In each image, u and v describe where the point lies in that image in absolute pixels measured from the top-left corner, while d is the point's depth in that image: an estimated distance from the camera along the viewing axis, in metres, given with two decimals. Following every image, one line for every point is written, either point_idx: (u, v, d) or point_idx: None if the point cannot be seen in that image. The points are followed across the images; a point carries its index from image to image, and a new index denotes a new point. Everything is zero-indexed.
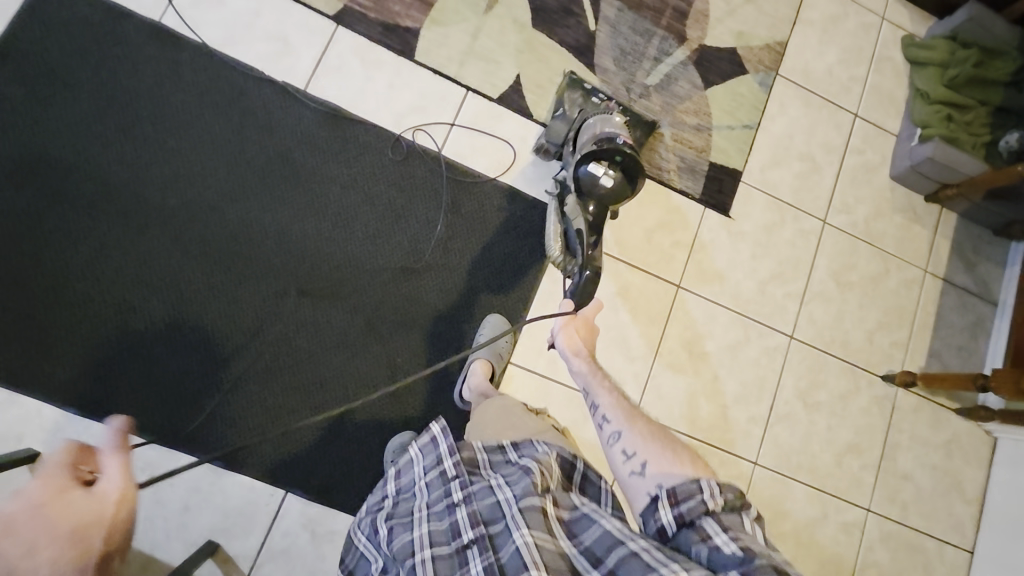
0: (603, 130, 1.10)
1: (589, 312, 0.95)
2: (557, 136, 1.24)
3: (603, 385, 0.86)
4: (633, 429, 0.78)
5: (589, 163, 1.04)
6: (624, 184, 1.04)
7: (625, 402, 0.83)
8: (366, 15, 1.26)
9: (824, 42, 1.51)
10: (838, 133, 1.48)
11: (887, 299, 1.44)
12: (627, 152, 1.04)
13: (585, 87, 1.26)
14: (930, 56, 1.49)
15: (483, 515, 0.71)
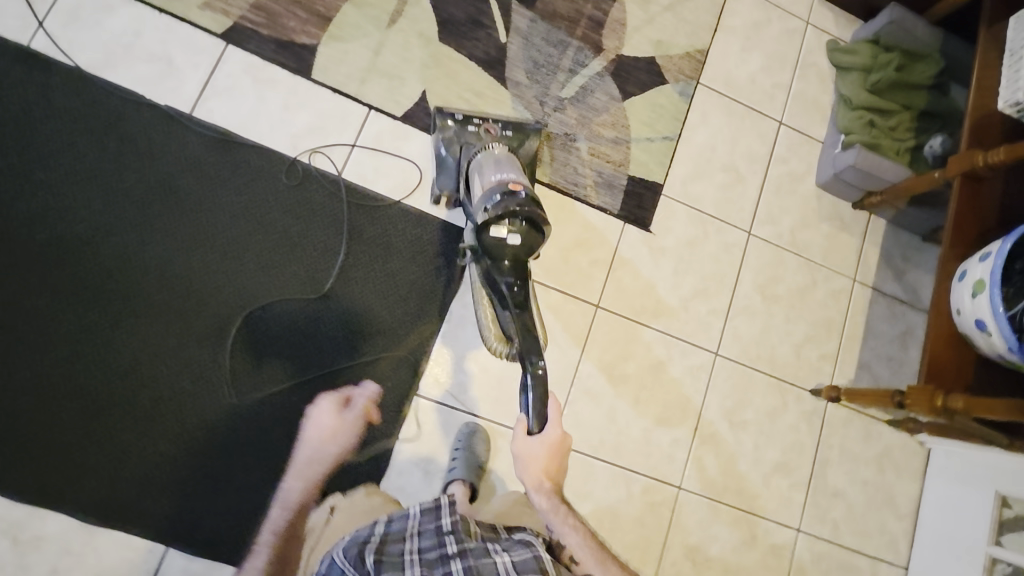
0: (491, 179, 1.03)
1: (556, 435, 1.00)
2: (447, 180, 1.17)
3: (570, 525, 0.99)
4: (606, 573, 0.94)
5: (491, 228, 0.96)
6: (531, 234, 0.98)
7: (590, 541, 0.98)
8: (258, 32, 1.20)
9: (746, 49, 1.47)
10: (762, 143, 1.45)
11: (814, 312, 1.41)
12: (522, 202, 0.97)
13: (455, 117, 1.18)
14: (853, 61, 1.46)
15: (483, 573, 0.77)
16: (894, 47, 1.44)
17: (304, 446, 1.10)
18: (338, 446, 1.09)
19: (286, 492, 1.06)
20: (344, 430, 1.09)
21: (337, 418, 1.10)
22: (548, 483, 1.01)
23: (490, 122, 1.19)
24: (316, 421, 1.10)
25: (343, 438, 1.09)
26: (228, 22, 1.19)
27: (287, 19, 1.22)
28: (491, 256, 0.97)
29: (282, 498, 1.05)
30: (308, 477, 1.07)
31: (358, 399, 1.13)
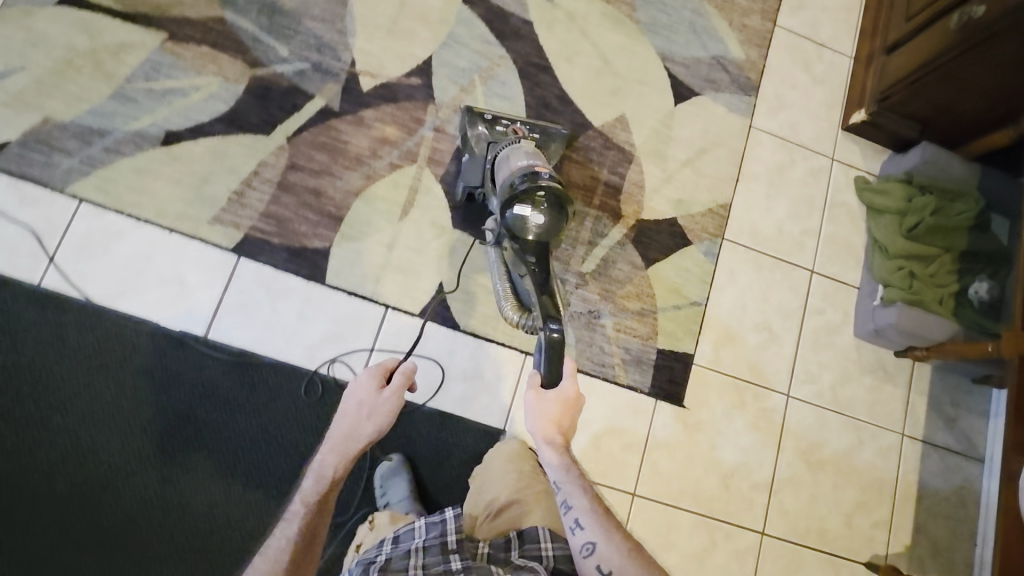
0: (516, 166, 1.03)
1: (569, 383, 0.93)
2: (474, 175, 1.16)
3: (578, 485, 0.94)
4: (609, 545, 0.89)
5: (514, 206, 0.95)
6: (557, 217, 0.95)
7: (600, 509, 0.93)
8: (269, 241, 1.16)
9: (771, 196, 1.42)
10: (795, 295, 1.38)
11: (863, 475, 1.33)
12: (549, 186, 0.96)
13: (484, 116, 1.18)
14: (886, 203, 1.39)
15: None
16: (930, 186, 1.37)
17: (340, 417, 0.93)
18: (374, 426, 0.92)
19: (320, 466, 0.89)
20: (381, 410, 0.94)
21: (373, 397, 0.95)
22: (561, 443, 0.94)
23: (518, 125, 1.18)
24: (352, 398, 0.95)
25: (380, 417, 0.93)
26: (238, 233, 1.16)
27: (298, 223, 1.18)
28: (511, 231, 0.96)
29: (315, 471, 0.90)
30: (341, 450, 0.90)
31: (398, 375, 0.96)
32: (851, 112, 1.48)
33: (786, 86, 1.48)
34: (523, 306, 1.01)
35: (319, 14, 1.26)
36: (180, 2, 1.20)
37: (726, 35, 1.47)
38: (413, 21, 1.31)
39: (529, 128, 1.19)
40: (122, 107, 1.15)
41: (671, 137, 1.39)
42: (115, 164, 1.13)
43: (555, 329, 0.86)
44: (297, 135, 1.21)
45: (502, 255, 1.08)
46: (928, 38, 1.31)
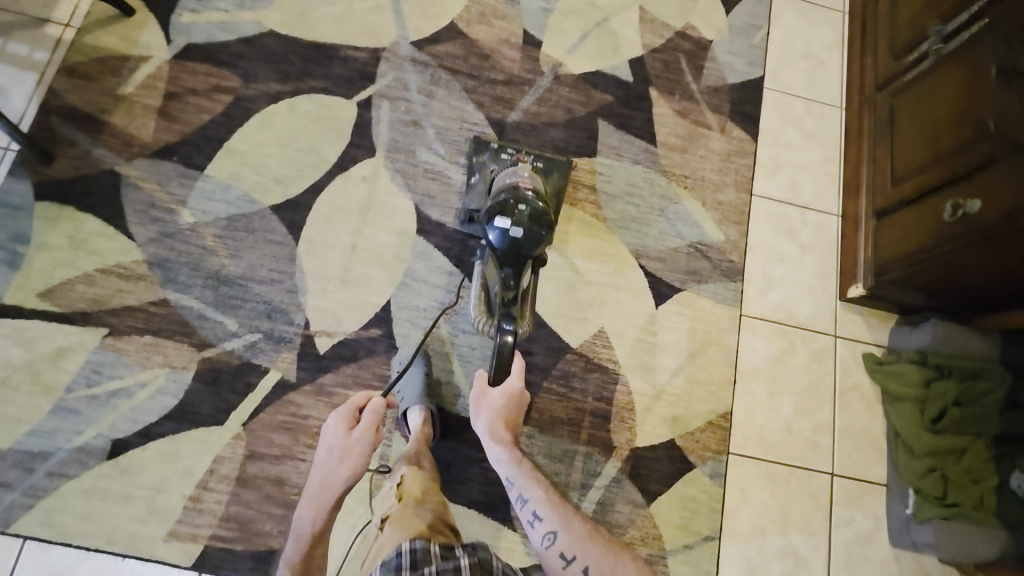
0: (504, 182, 1.14)
1: (516, 381, 1.10)
2: (476, 201, 1.22)
3: (532, 480, 1.01)
4: (569, 530, 0.94)
5: (496, 217, 1.05)
6: (533, 232, 1.04)
7: (555, 499, 0.99)
8: (231, 548, 1.06)
9: (775, 392, 1.30)
10: (817, 505, 1.24)
11: None
12: (530, 201, 1.06)
13: (492, 147, 1.25)
14: (903, 391, 1.26)
15: None
16: (948, 367, 1.25)
17: (319, 466, 1.02)
18: (347, 469, 1.01)
19: (299, 522, 0.97)
20: (355, 451, 1.02)
21: (346, 441, 1.03)
22: (507, 438, 1.05)
23: (524, 155, 1.24)
24: (327, 442, 1.04)
25: (354, 458, 1.02)
26: (198, 544, 1.06)
27: (262, 521, 1.08)
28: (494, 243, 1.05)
29: (295, 529, 0.97)
30: (320, 499, 0.98)
31: (367, 413, 1.05)
32: (846, 284, 1.36)
33: (774, 261, 1.38)
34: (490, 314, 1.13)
35: (267, 275, 1.19)
36: (119, 290, 1.14)
37: (702, 216, 1.38)
38: (366, 263, 1.23)
39: (533, 158, 1.24)
40: (63, 423, 1.07)
41: (656, 343, 1.28)
42: (60, 489, 1.05)
43: (508, 332, 1.06)
44: (252, 419, 1.12)
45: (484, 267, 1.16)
46: (919, 213, 1.21)
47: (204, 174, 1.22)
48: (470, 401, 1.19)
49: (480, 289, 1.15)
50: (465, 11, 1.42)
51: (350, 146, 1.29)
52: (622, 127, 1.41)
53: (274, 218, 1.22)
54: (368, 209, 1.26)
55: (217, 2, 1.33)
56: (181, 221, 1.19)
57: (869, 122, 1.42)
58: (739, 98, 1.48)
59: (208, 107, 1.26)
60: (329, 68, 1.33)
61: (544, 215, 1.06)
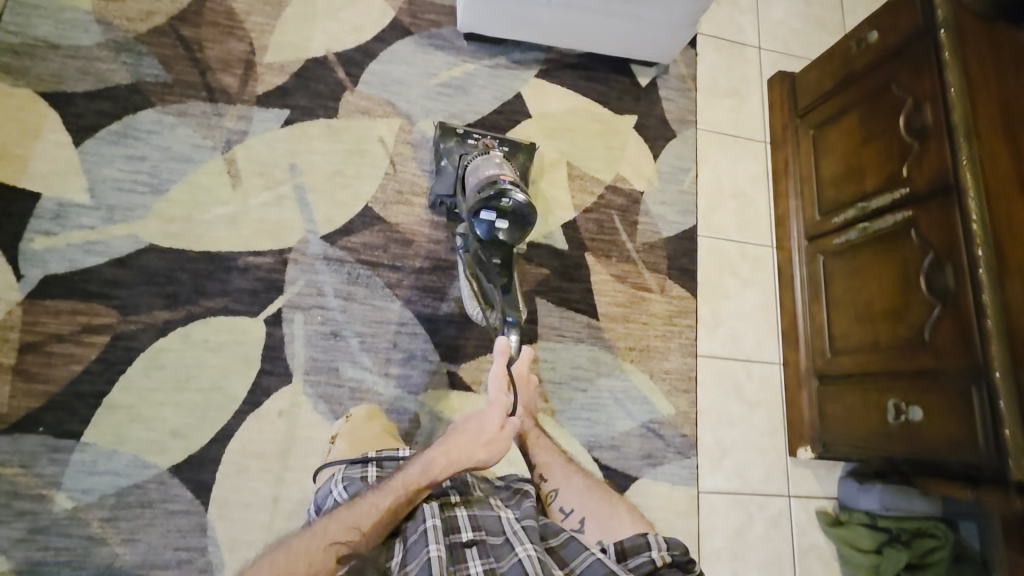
0: (485, 174, 1.14)
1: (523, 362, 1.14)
2: (445, 186, 1.26)
3: (538, 443, 1.13)
4: (570, 487, 1.06)
5: (481, 211, 1.08)
6: (518, 226, 1.09)
7: (561, 460, 1.11)
8: None
9: (738, 569, 1.27)
10: None
11: None
12: (513, 195, 1.07)
13: (458, 132, 1.31)
14: (856, 556, 1.28)
15: (483, 523, 0.92)
16: (898, 529, 1.27)
17: (465, 426, 1.01)
18: (487, 453, 1.00)
19: (428, 460, 0.94)
20: (500, 444, 1.01)
21: (497, 430, 1.02)
22: (524, 411, 1.13)
23: (488, 139, 1.31)
24: (482, 416, 1.03)
25: (498, 449, 1.01)
26: None
27: None
28: (482, 236, 1.10)
29: (421, 461, 0.94)
30: (454, 457, 0.97)
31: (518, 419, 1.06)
32: (796, 444, 1.36)
33: (723, 425, 1.36)
34: (489, 304, 1.17)
35: (172, 557, 1.02)
36: None
37: (651, 390, 1.33)
38: (292, 516, 1.08)
39: (498, 142, 1.32)
40: None
41: None
42: None
43: (512, 323, 1.12)
44: None
45: (467, 257, 1.20)
46: (863, 396, 1.22)
47: (81, 442, 1.03)
48: None
49: (472, 280, 1.19)
50: (379, 190, 1.29)
51: (261, 375, 1.14)
52: (562, 303, 1.33)
53: (175, 483, 1.05)
54: (289, 450, 1.11)
55: (79, 217, 1.13)
56: (55, 507, 1.00)
57: (802, 274, 1.43)
58: (674, 252, 1.44)
59: (79, 355, 1.07)
60: (227, 282, 1.17)
61: (527, 209, 1.08)
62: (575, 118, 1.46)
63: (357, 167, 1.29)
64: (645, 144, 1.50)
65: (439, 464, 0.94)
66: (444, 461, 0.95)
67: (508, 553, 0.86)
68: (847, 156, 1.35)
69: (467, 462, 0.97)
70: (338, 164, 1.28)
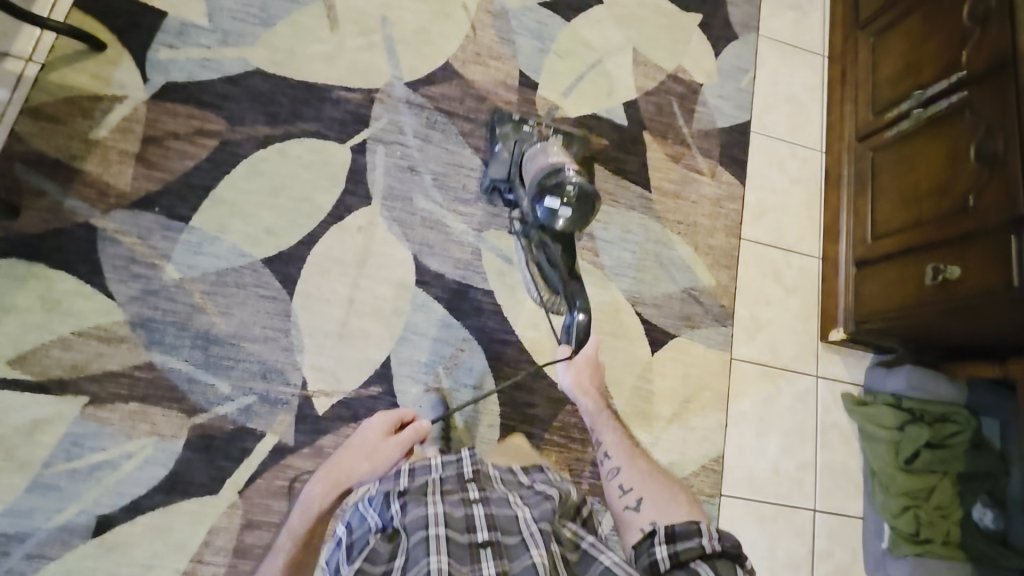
0: (545, 162, 1.16)
1: (589, 350, 1.16)
2: (500, 171, 1.26)
3: (608, 424, 1.10)
4: (632, 467, 1.02)
5: (545, 199, 1.10)
6: (581, 213, 1.11)
7: (625, 442, 1.07)
8: None
9: (763, 432, 1.35)
10: (802, 541, 1.31)
11: None
12: (576, 181, 1.10)
13: (513, 119, 1.28)
14: (879, 432, 1.33)
15: (499, 522, 0.84)
16: (921, 411, 1.33)
17: (344, 449, 0.98)
18: (369, 464, 0.95)
19: (308, 497, 0.93)
20: (384, 454, 0.97)
21: (377, 442, 0.98)
22: (595, 392, 1.14)
23: (544, 125, 1.29)
24: (362, 434, 1.00)
25: (382, 462, 0.96)
26: None
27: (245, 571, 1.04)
28: (544, 220, 1.14)
29: (304, 501, 0.92)
30: (331, 479, 0.94)
31: (410, 430, 0.99)
32: (828, 327, 1.43)
33: (761, 303, 1.43)
34: (552, 290, 1.25)
35: (260, 333, 1.14)
36: (99, 354, 1.07)
37: (694, 261, 1.41)
38: (363, 317, 1.20)
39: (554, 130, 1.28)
40: (40, 500, 1.00)
41: (653, 390, 1.31)
42: (41, 572, 0.98)
43: (580, 312, 1.18)
44: (247, 486, 1.08)
45: (529, 243, 1.26)
46: (901, 272, 1.28)
47: (189, 225, 1.16)
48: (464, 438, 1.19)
49: (536, 266, 1.26)
50: (459, 50, 1.39)
51: (344, 194, 1.25)
52: (619, 172, 1.42)
53: (266, 272, 1.18)
54: (365, 261, 1.23)
55: (197, 37, 1.26)
56: (166, 276, 1.13)
57: (849, 175, 1.50)
58: (728, 142, 1.52)
59: (191, 152, 1.19)
60: (320, 111, 1.28)
61: (590, 195, 1.10)
62: (645, 10, 1.54)
63: (442, 27, 1.40)
64: (709, 42, 1.57)
65: (315, 499, 0.92)
66: (322, 494, 0.92)
67: (521, 556, 0.79)
68: (905, 58, 1.41)
69: (345, 483, 0.93)
70: (425, 22, 1.39)
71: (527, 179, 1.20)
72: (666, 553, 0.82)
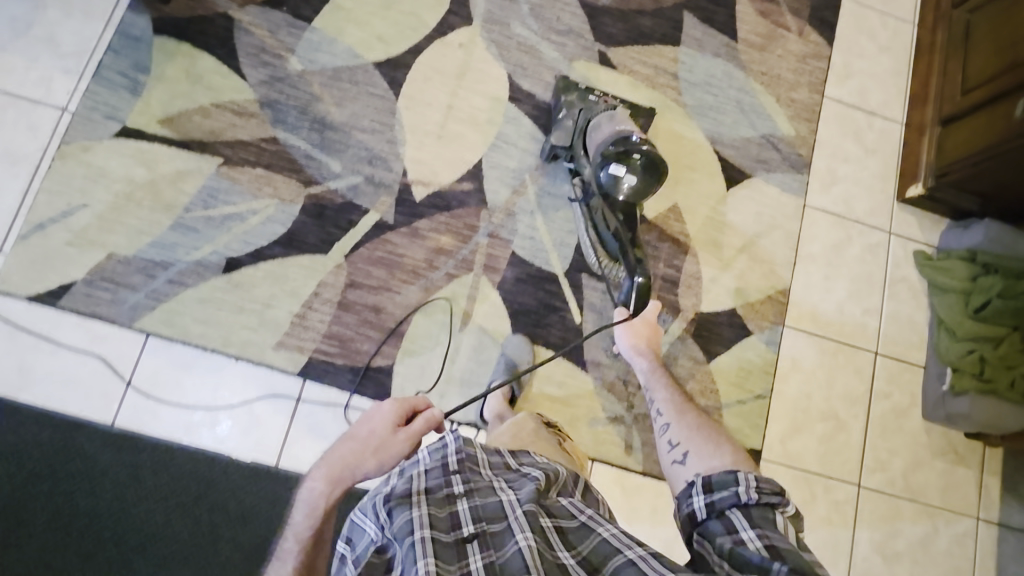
0: (613, 130, 1.15)
1: (649, 313, 1.20)
2: (562, 137, 1.23)
3: (660, 383, 1.09)
4: (681, 422, 0.96)
5: (610, 164, 1.08)
6: (647, 179, 1.09)
7: (677, 400, 1.03)
8: (332, 363, 1.17)
9: (830, 276, 1.38)
10: (860, 380, 1.35)
11: (940, 564, 1.30)
12: (645, 150, 1.08)
13: (579, 87, 1.29)
14: (948, 282, 1.35)
15: (484, 512, 0.71)
16: (996, 265, 1.32)
17: (346, 440, 0.84)
18: (376, 462, 0.83)
19: (309, 495, 0.80)
20: (392, 447, 0.84)
21: (385, 432, 0.86)
22: (651, 355, 1.15)
23: (609, 97, 1.30)
24: (369, 421, 0.86)
25: (388, 457, 0.84)
26: (304, 356, 1.16)
27: (348, 323, 1.18)
28: (606, 186, 1.10)
29: (305, 501, 0.80)
30: (335, 473, 0.81)
31: (421, 418, 0.87)
32: (906, 185, 1.44)
33: (838, 159, 1.45)
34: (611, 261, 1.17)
35: (368, 125, 1.26)
36: (233, 125, 1.21)
37: (775, 112, 1.45)
38: (460, 123, 1.30)
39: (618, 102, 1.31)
40: (182, 238, 1.15)
41: (725, 223, 1.36)
42: (179, 296, 1.14)
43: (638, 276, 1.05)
44: (353, 252, 1.21)
45: (588, 211, 1.21)
46: (990, 120, 1.29)
47: (311, 26, 1.28)
48: (544, 238, 1.28)
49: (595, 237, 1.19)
50: None
51: (448, 13, 1.34)
52: (706, 21, 1.46)
53: (376, 73, 1.28)
54: (464, 74, 1.32)
55: None
56: (289, 67, 1.25)
57: (942, 38, 1.48)
58: (818, 4, 1.53)
59: None
60: None
61: (659, 161, 1.09)
62: None
63: None
64: None
65: (316, 501, 0.79)
66: (325, 496, 0.79)
67: (508, 543, 0.66)
68: None
69: (348, 482, 0.81)
70: None
71: (592, 148, 1.18)
72: (703, 502, 0.76)
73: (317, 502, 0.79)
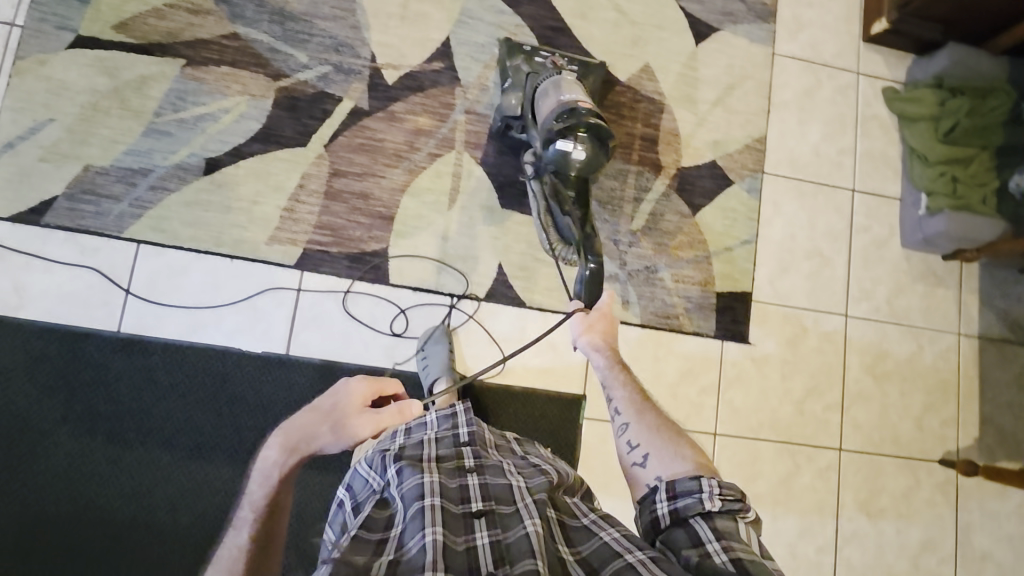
0: (561, 100, 1.06)
1: (605, 304, 0.98)
2: (512, 107, 1.17)
3: (622, 379, 0.93)
4: (640, 423, 0.85)
5: (556, 142, 1.02)
6: (596, 151, 1.04)
7: (637, 399, 0.89)
8: (328, 251, 1.18)
9: (804, 121, 1.41)
10: (840, 217, 1.39)
11: (926, 378, 1.39)
12: (592, 123, 1.02)
13: (524, 49, 1.20)
14: (918, 111, 1.39)
15: (493, 490, 0.74)
16: (961, 88, 1.36)
17: (309, 411, 0.81)
18: (336, 436, 0.78)
19: (265, 465, 0.75)
20: (355, 426, 0.79)
21: (349, 410, 0.81)
22: (610, 352, 0.95)
23: (557, 56, 1.20)
24: (335, 398, 0.84)
25: (349, 433, 0.79)
26: (298, 248, 1.17)
27: (337, 212, 1.19)
28: (555, 163, 1.04)
29: (260, 471, 0.75)
30: (291, 441, 0.76)
31: (393, 406, 0.82)
32: (871, 22, 1.45)
33: (802, 5, 1.45)
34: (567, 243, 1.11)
35: (330, 13, 1.23)
36: (191, 24, 1.17)
37: None
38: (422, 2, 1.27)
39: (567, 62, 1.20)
40: (157, 143, 1.14)
41: (697, 78, 1.37)
42: (163, 202, 1.13)
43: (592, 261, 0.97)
44: (332, 141, 1.20)
45: (541, 188, 1.15)
46: None
47: None
48: None
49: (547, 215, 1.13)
50: None
51: None
52: None
53: None
54: None
55: None
56: None
57: None
58: None
59: None
60: None
61: (608, 133, 1.04)
62: None
63: None
64: None
65: (268, 471, 0.74)
66: (277, 468, 0.74)
67: (515, 525, 0.68)
68: None
69: (302, 457, 0.75)
70: None
71: (540, 119, 1.09)
72: (667, 509, 0.73)
73: (268, 471, 0.74)
